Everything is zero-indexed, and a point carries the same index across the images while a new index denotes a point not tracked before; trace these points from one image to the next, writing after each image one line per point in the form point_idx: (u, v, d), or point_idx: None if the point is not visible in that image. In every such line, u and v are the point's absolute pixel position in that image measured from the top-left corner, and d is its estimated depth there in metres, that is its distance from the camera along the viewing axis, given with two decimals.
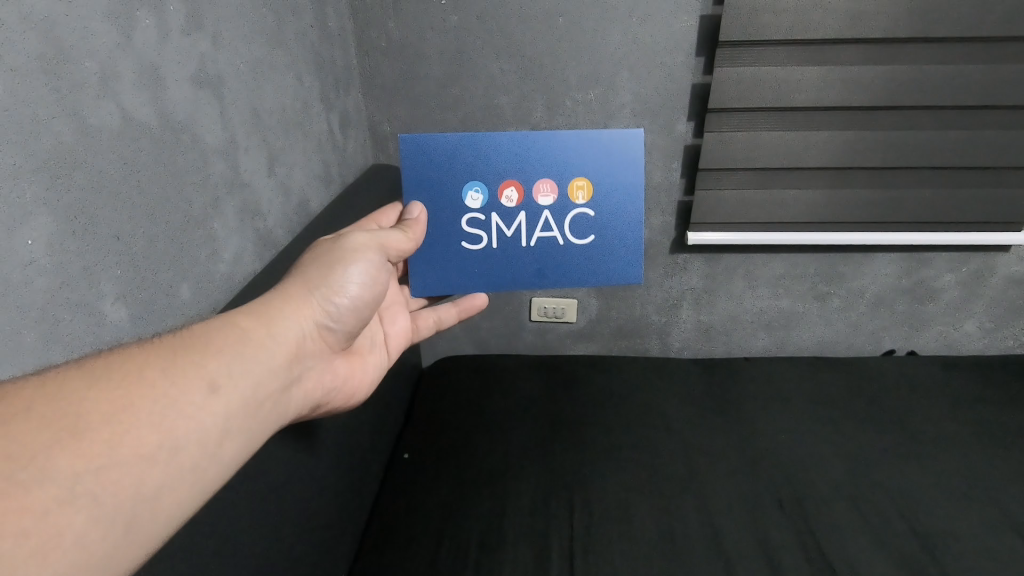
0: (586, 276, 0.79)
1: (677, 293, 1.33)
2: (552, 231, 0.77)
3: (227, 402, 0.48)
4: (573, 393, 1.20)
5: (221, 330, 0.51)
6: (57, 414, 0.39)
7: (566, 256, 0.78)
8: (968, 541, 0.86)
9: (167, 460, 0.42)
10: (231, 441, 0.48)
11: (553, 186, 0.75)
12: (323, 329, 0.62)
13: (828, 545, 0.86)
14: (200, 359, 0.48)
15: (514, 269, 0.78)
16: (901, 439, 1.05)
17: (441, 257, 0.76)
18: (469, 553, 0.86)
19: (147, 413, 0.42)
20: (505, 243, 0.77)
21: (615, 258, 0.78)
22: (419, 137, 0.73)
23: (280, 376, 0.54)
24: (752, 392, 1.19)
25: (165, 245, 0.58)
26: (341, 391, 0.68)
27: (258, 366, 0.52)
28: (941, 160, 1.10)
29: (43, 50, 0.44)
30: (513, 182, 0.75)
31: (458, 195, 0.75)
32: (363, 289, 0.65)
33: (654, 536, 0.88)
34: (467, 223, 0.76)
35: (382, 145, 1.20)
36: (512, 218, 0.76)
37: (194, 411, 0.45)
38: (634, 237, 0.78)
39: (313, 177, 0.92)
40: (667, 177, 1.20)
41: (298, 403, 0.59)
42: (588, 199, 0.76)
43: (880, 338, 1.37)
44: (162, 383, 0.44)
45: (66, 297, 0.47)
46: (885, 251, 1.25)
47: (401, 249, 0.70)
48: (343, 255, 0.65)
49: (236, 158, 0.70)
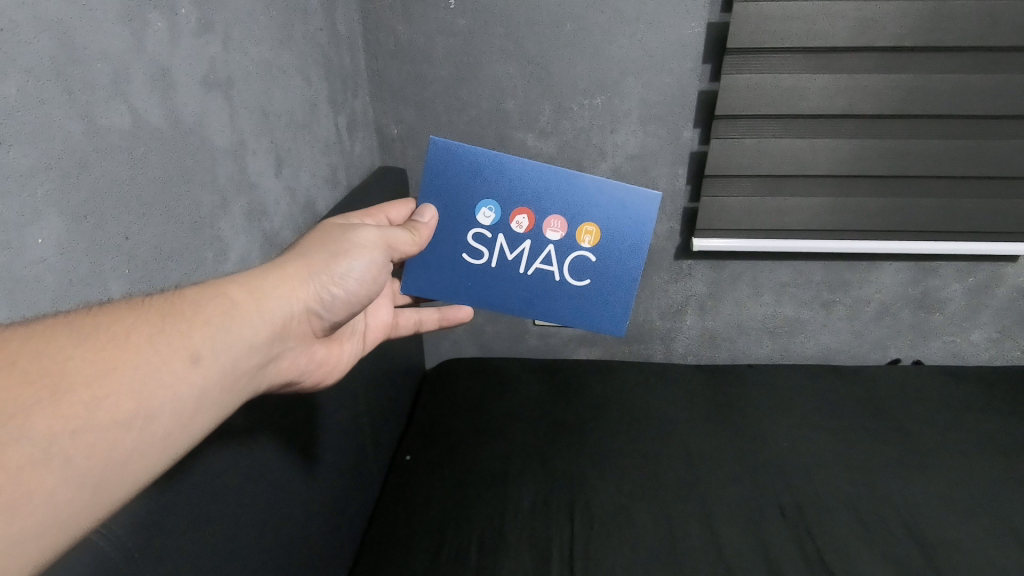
0: (573, 317, 0.79)
1: (681, 299, 1.33)
2: (552, 266, 0.77)
3: (206, 376, 0.49)
4: (574, 397, 1.20)
5: (212, 301, 0.52)
6: (42, 371, 0.40)
7: (557, 292, 0.78)
8: (970, 552, 0.85)
9: (140, 428, 0.44)
10: (205, 415, 0.49)
11: (563, 224, 0.75)
12: (313, 313, 0.62)
13: (828, 552, 0.86)
14: (186, 330, 0.49)
15: (505, 292, 0.78)
16: (904, 448, 1.04)
17: (440, 264, 0.77)
18: (469, 555, 0.86)
19: (128, 379, 0.44)
20: (503, 265, 0.77)
21: (605, 306, 0.79)
22: (451, 143, 0.74)
23: (261, 353, 0.55)
24: (756, 398, 1.19)
25: (172, 243, 0.58)
26: (315, 373, 0.68)
27: (241, 343, 0.53)
28: (948, 170, 1.10)
29: (56, 53, 0.44)
30: (526, 209, 0.75)
31: (470, 209, 0.75)
32: (360, 285, 0.65)
33: (653, 542, 0.88)
34: (473, 237, 0.76)
35: (389, 148, 1.21)
36: (517, 244, 0.76)
37: (172, 382, 0.46)
38: (629, 293, 0.78)
39: (320, 178, 0.92)
40: (673, 183, 1.20)
41: (273, 379, 0.60)
42: (593, 245, 0.76)
43: (885, 347, 1.36)
44: (145, 350, 0.46)
45: (74, 294, 0.47)
46: (892, 260, 1.25)
47: (404, 251, 0.71)
48: (348, 246, 0.65)
49: (244, 160, 0.71)
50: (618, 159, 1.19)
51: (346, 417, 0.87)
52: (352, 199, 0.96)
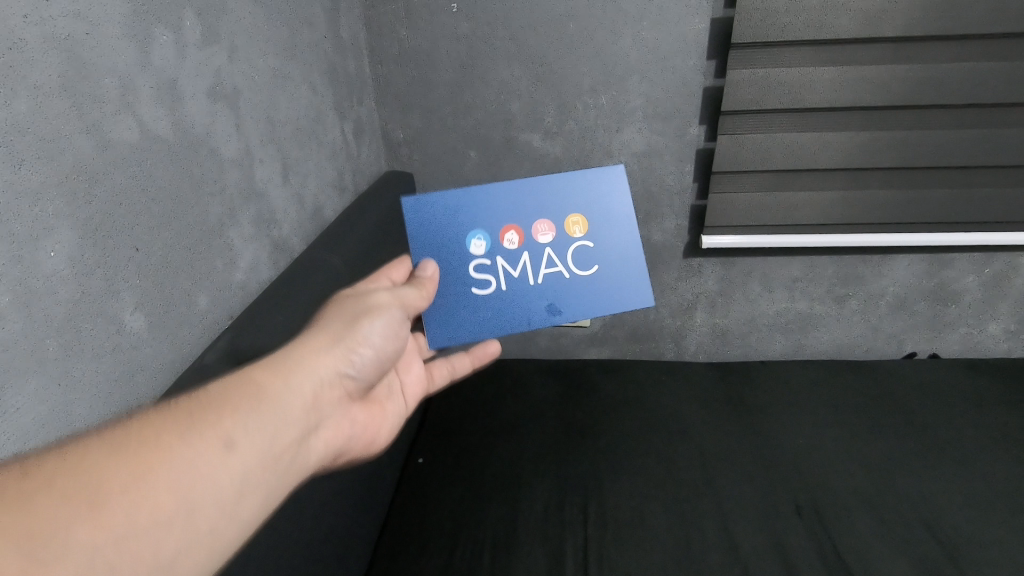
0: (600, 307, 0.76)
1: (691, 296, 1.32)
2: (557, 266, 0.76)
3: (245, 459, 0.46)
4: (586, 398, 1.19)
5: (239, 385, 0.50)
6: (78, 485, 0.38)
7: (574, 289, 0.76)
8: (992, 547, 0.84)
9: (183, 524, 0.41)
10: (249, 499, 0.46)
11: (551, 224, 0.76)
12: (344, 378, 0.60)
13: (846, 550, 0.85)
14: (217, 417, 0.46)
15: (526, 309, 0.75)
16: (921, 443, 1.03)
17: (454, 307, 0.74)
18: (484, 556, 0.86)
19: (166, 477, 0.41)
20: (514, 284, 0.75)
21: (622, 284, 0.77)
22: (421, 196, 0.75)
23: (298, 426, 0.52)
24: (770, 395, 1.18)
25: (183, 253, 0.59)
26: (361, 437, 0.65)
27: (277, 420, 0.50)
28: (961, 160, 1.08)
29: (65, 70, 0.45)
30: (512, 225, 0.76)
31: (461, 244, 0.75)
32: (385, 341, 0.63)
33: (669, 542, 0.87)
34: (475, 269, 0.75)
35: (395, 153, 1.21)
36: (517, 260, 0.75)
37: (212, 471, 0.44)
38: (637, 262, 0.78)
39: (327, 185, 0.93)
40: (680, 181, 1.19)
41: (319, 452, 0.57)
42: (585, 232, 0.77)
43: (901, 341, 1.35)
44: (178, 445, 0.43)
45: (88, 307, 0.47)
46: (906, 253, 1.23)
47: (417, 307, 0.68)
48: (364, 308, 0.62)
49: (252, 169, 0.71)
50: (624, 157, 1.18)
51: None
52: (359, 206, 0.97)
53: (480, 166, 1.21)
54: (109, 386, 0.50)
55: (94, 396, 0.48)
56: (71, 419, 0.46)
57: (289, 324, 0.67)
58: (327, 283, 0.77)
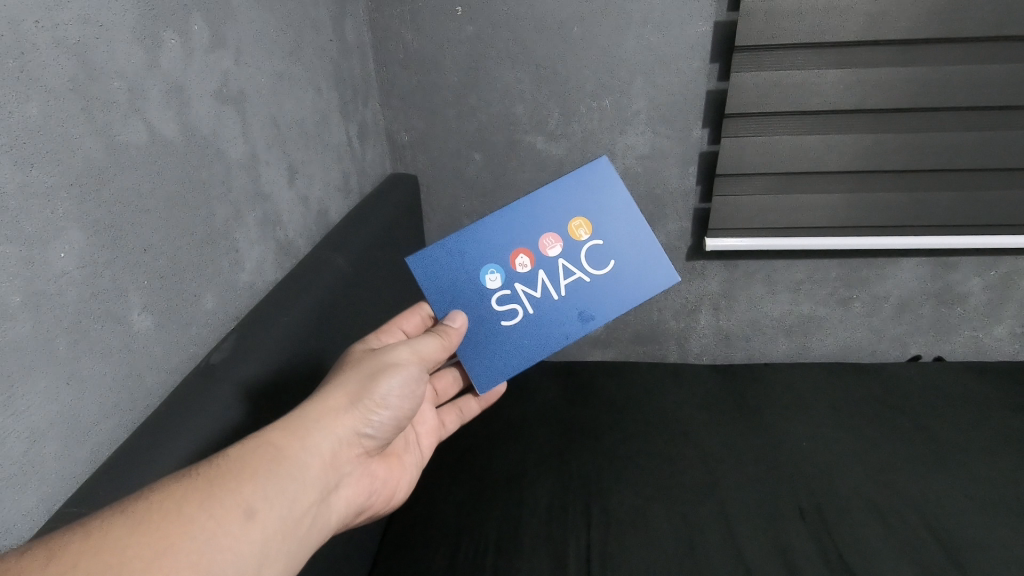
0: (628, 298, 0.76)
1: (695, 298, 1.32)
2: (575, 274, 0.76)
3: (263, 529, 0.48)
4: (589, 400, 1.19)
5: (257, 453, 0.51)
6: (102, 567, 0.39)
7: (598, 290, 0.75)
8: (998, 552, 0.83)
9: None
10: (269, 566, 0.48)
11: (556, 235, 0.76)
12: (362, 438, 0.60)
13: (850, 554, 0.85)
14: (236, 486, 0.48)
15: (559, 324, 0.75)
16: (926, 446, 1.03)
17: (486, 340, 0.74)
18: (487, 557, 0.87)
19: (186, 554, 0.43)
20: (540, 304, 0.75)
21: (640, 272, 0.76)
22: (424, 251, 0.75)
23: (315, 490, 0.54)
24: (774, 398, 1.17)
25: (190, 254, 0.59)
26: (380, 492, 0.66)
27: (295, 487, 0.51)
28: (965, 161, 1.08)
29: (76, 73, 0.46)
30: (520, 250, 0.76)
31: (477, 280, 0.75)
32: (403, 401, 0.62)
33: (673, 545, 0.87)
34: (497, 303, 0.75)
35: (399, 155, 1.21)
36: (535, 280, 0.75)
37: (230, 544, 0.45)
38: (646, 244, 0.77)
39: (333, 187, 0.93)
40: (684, 183, 1.20)
41: (338, 511, 0.58)
42: (591, 232, 0.77)
43: (905, 343, 1.34)
44: (199, 519, 0.44)
45: (97, 307, 0.48)
46: (910, 255, 1.23)
47: (435, 358, 0.67)
48: (381, 366, 0.62)
49: (257, 170, 0.72)
50: (628, 160, 1.18)
51: None
52: (363, 209, 0.97)
53: (483, 168, 1.22)
54: (118, 386, 0.50)
55: (103, 399, 0.49)
56: (80, 420, 0.46)
57: (296, 327, 0.68)
58: (334, 287, 0.77)
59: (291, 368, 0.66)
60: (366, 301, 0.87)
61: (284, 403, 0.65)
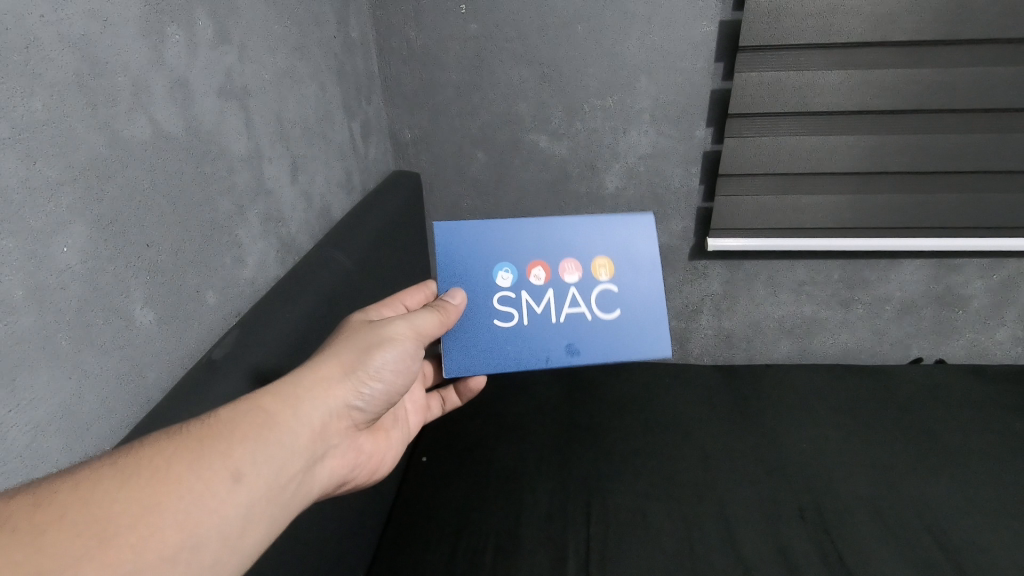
0: (619, 351, 0.75)
1: (697, 299, 1.32)
2: (580, 307, 0.76)
3: (250, 493, 0.48)
4: (589, 398, 1.19)
5: (249, 417, 0.51)
6: (89, 520, 0.39)
7: (595, 331, 0.75)
8: (996, 555, 0.83)
9: (189, 558, 0.43)
10: (253, 531, 0.48)
11: (577, 264, 0.77)
12: (354, 408, 0.61)
13: (849, 555, 0.85)
14: (226, 449, 0.47)
15: (545, 346, 0.74)
16: (926, 449, 1.03)
17: (473, 336, 0.74)
18: (486, 555, 0.87)
19: (173, 513, 0.43)
20: (536, 319, 0.75)
21: (644, 331, 0.76)
22: (455, 224, 0.76)
23: (304, 458, 0.54)
24: (775, 399, 1.17)
25: (192, 249, 0.59)
26: (366, 465, 0.67)
27: (283, 453, 0.52)
28: (969, 163, 1.07)
29: (79, 68, 0.46)
30: (540, 262, 0.76)
31: (488, 274, 0.75)
32: (395, 375, 0.63)
33: (672, 545, 0.87)
34: (498, 301, 0.75)
35: (402, 152, 1.21)
36: (541, 296, 0.76)
37: (217, 505, 0.45)
38: (661, 311, 0.77)
39: (335, 183, 0.93)
40: (687, 183, 1.19)
41: (323, 480, 0.59)
42: (611, 276, 0.77)
43: (907, 346, 1.34)
44: (188, 479, 0.44)
45: (100, 302, 0.48)
46: (913, 257, 1.23)
47: (431, 335, 0.67)
48: (378, 339, 0.62)
49: (260, 166, 0.72)
50: (631, 160, 1.18)
51: None
52: (365, 206, 0.97)
53: (486, 166, 1.22)
54: (119, 380, 0.50)
55: (103, 392, 0.49)
56: (80, 413, 0.47)
57: (296, 323, 0.68)
58: (335, 283, 0.77)
59: (292, 359, 0.66)
60: (367, 297, 0.87)
61: None
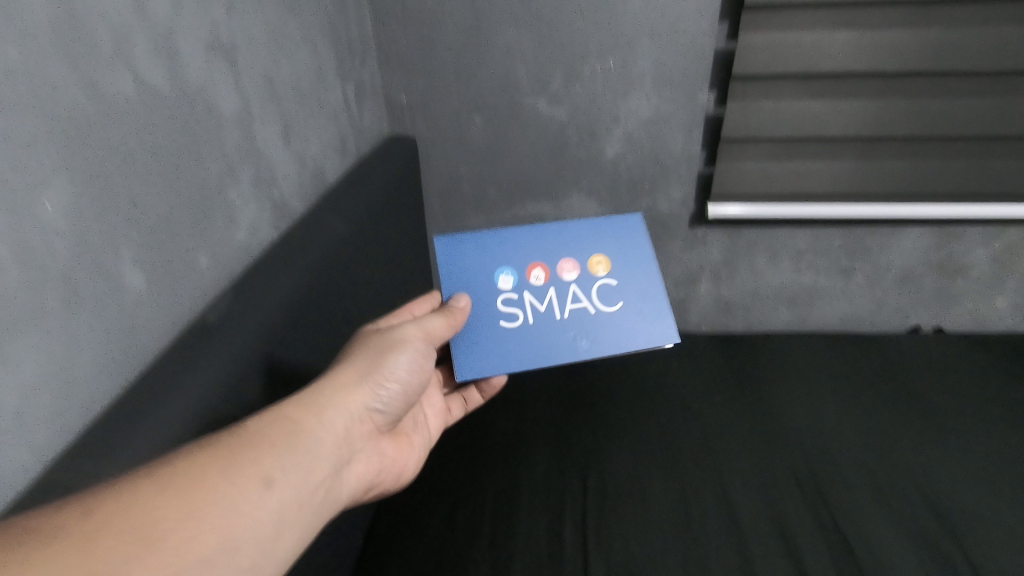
0: (628, 340, 0.75)
1: (696, 267, 1.31)
2: (582, 302, 0.77)
3: (281, 498, 0.50)
4: (587, 367, 1.20)
5: (276, 425, 0.53)
6: (134, 526, 0.40)
7: (600, 323, 0.76)
8: (986, 522, 0.85)
9: (227, 562, 0.44)
10: (286, 536, 0.50)
11: (575, 262, 0.79)
12: (372, 410, 0.63)
13: (843, 523, 0.86)
14: (256, 456, 0.49)
15: (554, 343, 0.74)
16: (922, 417, 1.03)
17: (481, 339, 0.73)
18: (484, 521, 0.88)
19: (211, 517, 0.44)
20: (540, 318, 0.75)
21: (647, 322, 0.77)
22: (454, 237, 0.79)
23: (330, 463, 0.56)
24: (772, 368, 1.18)
25: (183, 213, 0.58)
26: (388, 470, 0.69)
27: (310, 459, 0.54)
28: (976, 128, 1.05)
29: (56, 17, 0.44)
30: (539, 263, 0.79)
31: (489, 279, 0.77)
32: (410, 377, 0.65)
33: (668, 512, 0.88)
34: (502, 303, 0.76)
35: (398, 117, 1.18)
36: (544, 295, 0.77)
37: (251, 510, 0.47)
38: (660, 301, 0.79)
39: (329, 147, 0.91)
40: (688, 149, 1.17)
41: (349, 486, 0.60)
42: (608, 271, 0.79)
43: (906, 314, 1.34)
44: (223, 485, 0.46)
45: (88, 263, 0.47)
46: (915, 224, 1.21)
47: (442, 336, 0.70)
48: (391, 343, 0.65)
49: (251, 128, 0.70)
50: (632, 125, 1.16)
51: None
52: (361, 171, 0.95)
53: (483, 132, 1.19)
54: (110, 343, 0.50)
55: (96, 355, 0.48)
56: (72, 375, 0.46)
57: (290, 288, 0.67)
58: (331, 248, 0.76)
59: (288, 323, 0.65)
60: (363, 264, 0.86)
61: (281, 361, 0.64)
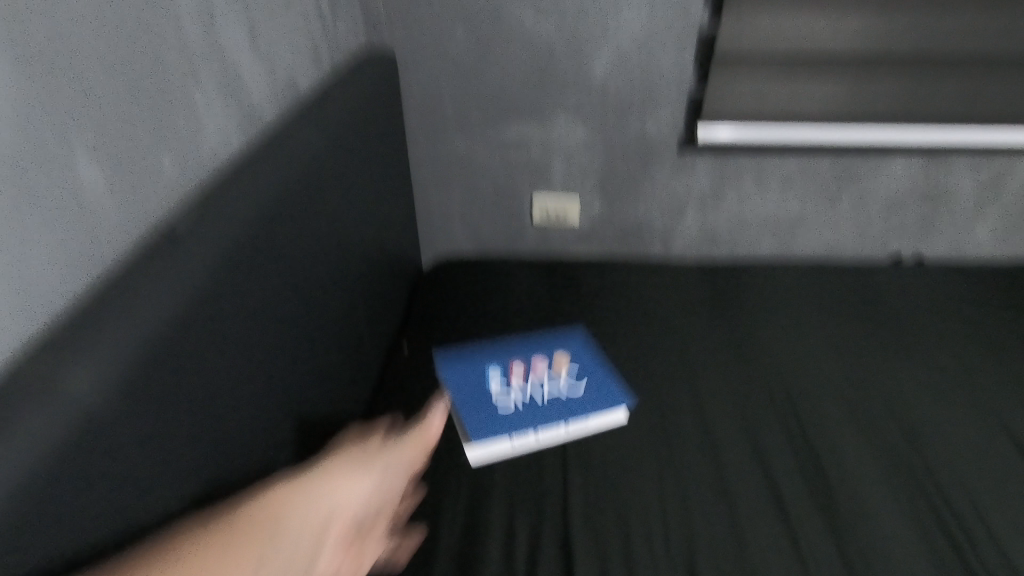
0: (598, 418, 0.90)
1: (682, 194, 1.28)
2: (557, 387, 0.93)
3: None
4: (569, 294, 1.19)
5: (260, 515, 0.46)
6: None
7: (575, 404, 0.91)
8: (944, 437, 0.89)
9: None
10: None
11: (545, 360, 0.98)
12: (360, 528, 0.53)
13: (814, 441, 0.89)
14: (240, 554, 0.42)
15: (543, 415, 0.89)
16: (894, 343, 1.05)
17: (488, 429, 0.86)
18: (465, 436, 0.88)
19: None
20: (527, 401, 0.91)
21: (605, 399, 0.92)
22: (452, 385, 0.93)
23: (321, 555, 0.47)
24: (752, 298, 1.18)
25: (142, 109, 0.55)
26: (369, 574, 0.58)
27: (300, 550, 0.46)
28: (973, 51, 1.08)
29: None
30: (517, 363, 0.96)
31: (484, 386, 0.93)
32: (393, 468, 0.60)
33: (646, 430, 0.90)
34: (497, 397, 0.91)
35: (375, 27, 1.12)
36: (526, 386, 0.93)
37: None
38: (608, 382, 0.95)
39: (300, 53, 0.85)
40: (680, 66, 1.13)
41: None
42: (569, 368, 0.96)
43: (888, 243, 1.33)
44: None
45: (34, 149, 0.44)
46: (903, 152, 1.20)
47: (419, 469, 0.67)
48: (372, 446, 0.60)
49: (213, 20, 0.65)
50: (623, 39, 1.11)
51: (338, 307, 0.85)
52: (336, 84, 0.90)
53: (467, 46, 1.13)
54: (67, 241, 0.47)
55: (51, 252, 0.46)
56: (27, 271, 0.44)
57: (255, 194, 0.64)
58: (303, 157, 0.72)
59: (259, 230, 0.63)
60: (338, 180, 0.83)
61: (252, 270, 0.62)
